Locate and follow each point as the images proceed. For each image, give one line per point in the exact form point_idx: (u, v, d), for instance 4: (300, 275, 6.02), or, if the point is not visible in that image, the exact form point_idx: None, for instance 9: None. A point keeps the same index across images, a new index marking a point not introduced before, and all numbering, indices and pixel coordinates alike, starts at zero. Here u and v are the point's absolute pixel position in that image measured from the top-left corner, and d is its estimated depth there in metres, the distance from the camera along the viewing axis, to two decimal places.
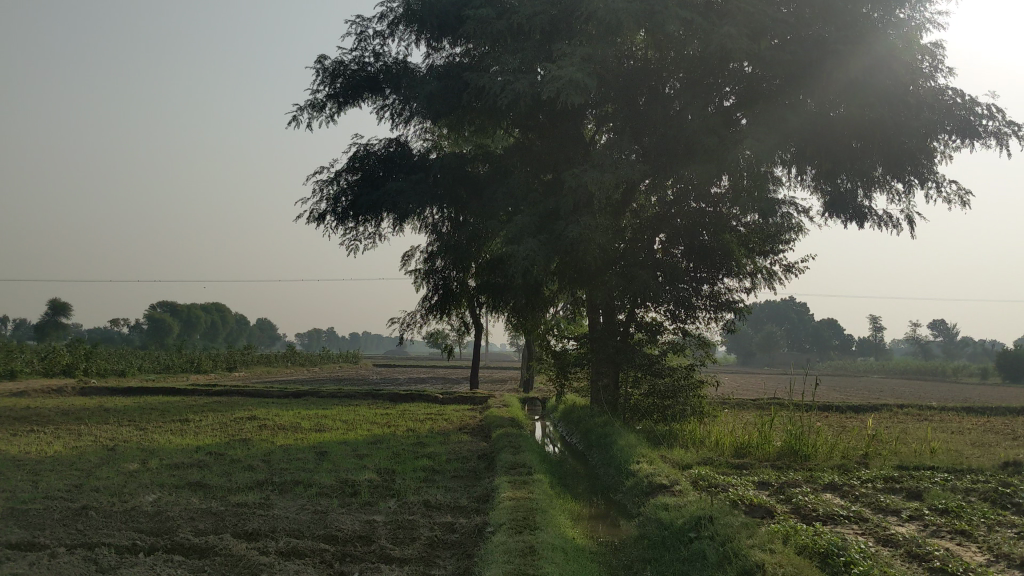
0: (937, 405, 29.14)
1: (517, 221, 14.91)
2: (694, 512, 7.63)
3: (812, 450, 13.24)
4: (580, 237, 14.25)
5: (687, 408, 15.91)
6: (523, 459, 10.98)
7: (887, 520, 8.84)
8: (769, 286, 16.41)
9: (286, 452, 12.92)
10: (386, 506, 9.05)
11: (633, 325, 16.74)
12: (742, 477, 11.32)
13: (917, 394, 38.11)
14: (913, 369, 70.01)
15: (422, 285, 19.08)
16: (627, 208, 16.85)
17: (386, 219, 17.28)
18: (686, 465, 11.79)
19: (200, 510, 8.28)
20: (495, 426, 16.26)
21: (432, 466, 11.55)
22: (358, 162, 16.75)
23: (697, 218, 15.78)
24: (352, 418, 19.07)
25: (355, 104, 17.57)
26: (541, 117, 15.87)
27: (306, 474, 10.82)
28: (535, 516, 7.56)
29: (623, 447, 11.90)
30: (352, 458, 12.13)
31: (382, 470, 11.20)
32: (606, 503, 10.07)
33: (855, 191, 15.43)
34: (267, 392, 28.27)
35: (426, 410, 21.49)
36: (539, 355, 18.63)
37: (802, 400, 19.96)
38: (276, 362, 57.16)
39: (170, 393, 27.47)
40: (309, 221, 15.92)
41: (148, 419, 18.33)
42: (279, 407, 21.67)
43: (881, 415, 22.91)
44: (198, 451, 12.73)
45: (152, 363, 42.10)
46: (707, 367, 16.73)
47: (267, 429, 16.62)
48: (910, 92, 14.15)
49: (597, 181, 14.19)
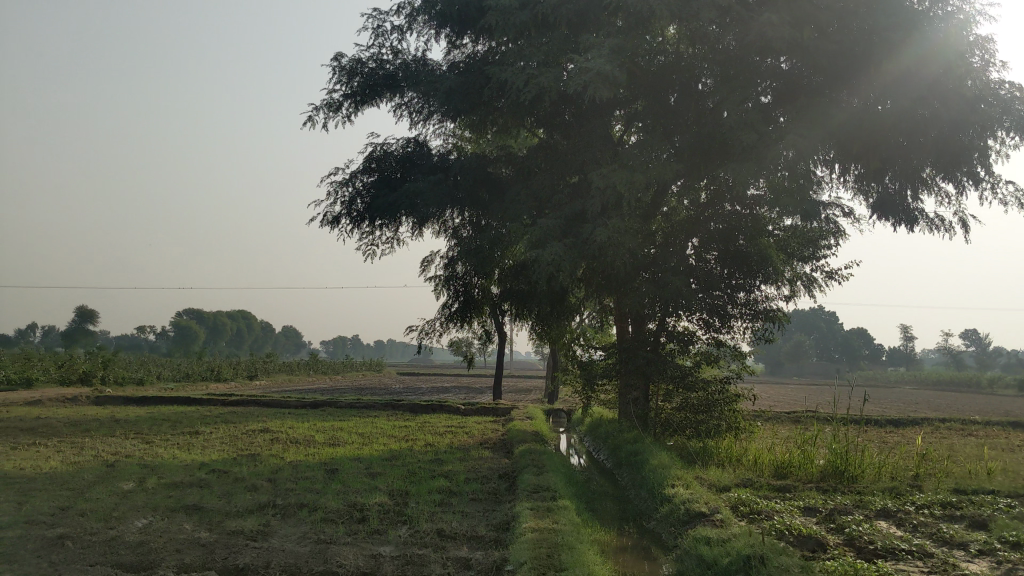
0: (979, 418, 27.97)
1: (542, 223, 14.06)
2: (742, 549, 6.76)
3: (860, 471, 12.28)
4: (609, 241, 13.39)
5: (722, 424, 14.97)
6: (547, 480, 10.12)
7: (954, 557, 7.91)
8: (809, 294, 15.42)
9: (295, 470, 12.11)
10: (396, 535, 8.20)
11: (664, 335, 15.82)
12: (785, 502, 10.41)
13: (953, 406, 36.85)
14: (946, 379, 68.41)
15: (441, 292, 18.24)
16: (658, 211, 15.95)
17: (404, 223, 16.45)
18: (724, 488, 10.88)
19: (188, 540, 7.45)
20: (518, 442, 15.39)
21: (448, 487, 10.71)
22: (375, 163, 15.93)
23: (733, 221, 14.90)
24: (369, 432, 18.25)
25: (372, 104, 16.82)
26: (567, 115, 15.04)
27: (312, 496, 10.00)
28: (561, 553, 6.71)
29: (655, 467, 11.01)
30: (363, 478, 11.30)
31: (395, 492, 10.37)
32: (638, 531, 9.18)
33: (904, 192, 14.49)
34: (285, 402, 27.57)
35: (447, 423, 20.66)
36: (564, 366, 17.75)
37: (842, 414, 18.98)
38: (299, 370, 56.62)
39: (186, 403, 26.84)
40: (322, 224, 15.10)
41: (157, 431, 17.60)
42: (295, 419, 20.91)
43: (924, 431, 21.83)
44: (202, 469, 11.95)
45: (173, 371, 41.58)
46: (743, 380, 15.78)
47: (279, 443, 15.84)
48: (965, 86, 13.20)
49: (627, 182, 13.34)
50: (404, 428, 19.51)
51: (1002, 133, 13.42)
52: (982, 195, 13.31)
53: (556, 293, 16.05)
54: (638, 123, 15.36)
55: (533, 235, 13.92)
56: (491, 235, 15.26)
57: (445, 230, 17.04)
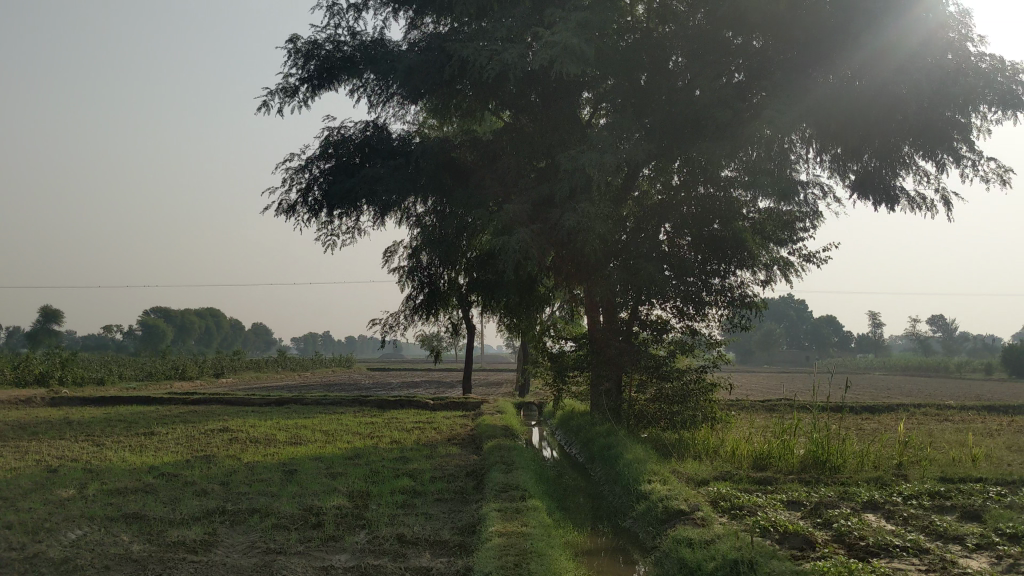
0: (956, 403, 27.72)
1: (508, 209, 13.44)
2: (728, 552, 6.20)
3: (842, 461, 11.79)
4: (577, 225, 12.82)
5: (698, 414, 14.44)
6: (516, 479, 9.52)
7: (951, 552, 7.40)
8: (786, 279, 14.93)
9: (249, 472, 11.42)
10: (352, 543, 7.57)
11: (636, 324, 15.28)
12: (767, 495, 9.90)
13: (925, 391, 36.69)
14: (916, 364, 68.63)
15: (406, 284, 17.57)
16: (628, 196, 15.40)
17: (364, 211, 15.73)
18: (703, 483, 10.35)
19: (119, 555, 6.77)
20: (488, 437, 14.79)
21: (411, 488, 10.08)
22: (332, 149, 15.15)
23: (706, 204, 14.37)
24: (333, 430, 17.56)
25: (330, 88, 16.11)
26: (533, 96, 14.46)
27: (266, 501, 9.33)
28: (530, 561, 6.13)
29: (631, 462, 10.45)
30: (321, 479, 10.64)
31: (355, 494, 9.72)
32: (614, 532, 8.60)
33: (884, 170, 14.03)
34: (250, 399, 26.78)
35: (416, 418, 20.02)
36: (534, 358, 17.16)
37: (820, 401, 18.56)
38: (267, 367, 55.71)
39: (146, 403, 25.95)
40: (277, 212, 14.34)
41: (110, 433, 16.81)
42: (256, 417, 20.18)
43: (903, 417, 21.47)
44: (151, 473, 11.25)
45: (135, 371, 40.55)
46: (720, 369, 15.25)
47: (237, 443, 15.13)
48: (947, 60, 12.77)
49: (596, 163, 12.77)
50: (370, 424, 18.85)
51: (985, 108, 13.01)
52: (964, 172, 12.85)
53: (524, 281, 15.46)
54: (606, 104, 14.81)
55: (499, 221, 13.29)
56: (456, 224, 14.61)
57: (409, 218, 16.37)
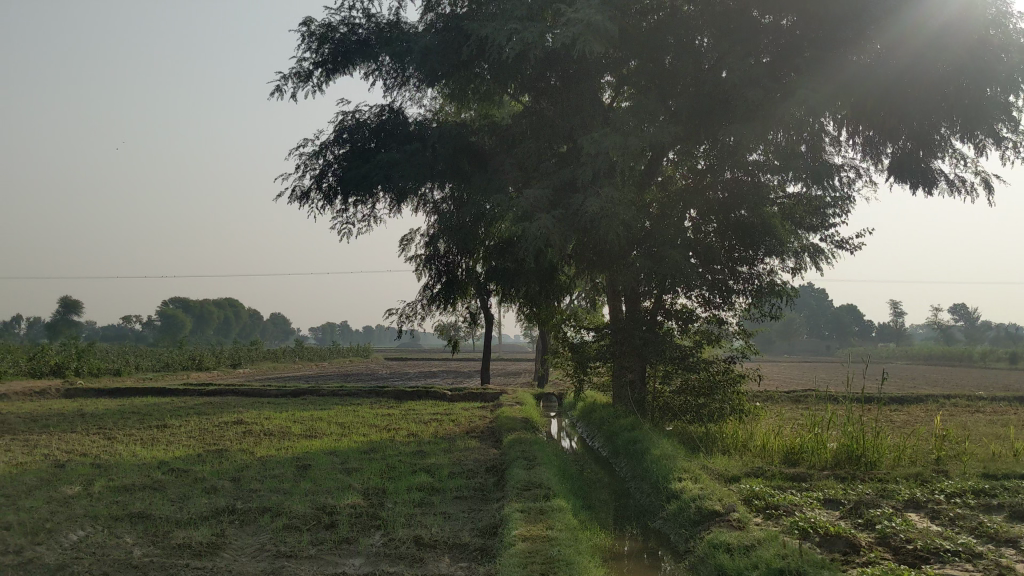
0: (985, 394, 27.07)
1: (528, 194, 12.96)
2: (772, 562, 5.75)
3: (878, 457, 11.30)
4: (601, 210, 12.34)
5: (726, 407, 13.96)
6: (539, 476, 9.08)
7: (1007, 557, 6.91)
8: (816, 266, 14.43)
9: (262, 468, 11.04)
10: (366, 546, 7.15)
11: (661, 314, 14.79)
12: (802, 493, 9.44)
13: (952, 382, 36.03)
14: (939, 354, 67.70)
15: (423, 274, 17.14)
16: (652, 181, 14.91)
17: (380, 197, 15.28)
18: (734, 480, 9.89)
19: (120, 562, 6.38)
20: (508, 430, 14.36)
21: (430, 485, 9.66)
22: (347, 134, 14.71)
23: (734, 189, 13.84)
24: (349, 422, 17.18)
25: (344, 72, 15.67)
26: (554, 79, 14.00)
27: (277, 499, 8.92)
28: (557, 569, 5.69)
29: (658, 458, 9.99)
30: (336, 476, 10.23)
31: (370, 492, 9.31)
32: (642, 534, 8.15)
33: (921, 151, 13.47)
34: (266, 390, 26.45)
35: (434, 410, 19.63)
36: (554, 349, 16.72)
37: (850, 392, 18.03)
38: (285, 357, 55.53)
39: (161, 394, 25.67)
40: (290, 199, 13.90)
41: (122, 425, 16.48)
42: (271, 409, 19.82)
43: (934, 409, 20.89)
44: (160, 469, 10.87)
45: (152, 361, 40.37)
46: (747, 360, 14.76)
47: (251, 437, 14.76)
48: (988, 36, 12.21)
49: (620, 146, 12.29)
50: (387, 416, 18.46)
51: None
52: (1005, 154, 12.29)
53: (544, 270, 15.00)
54: (629, 85, 14.33)
55: (519, 208, 12.82)
56: (475, 211, 14.16)
57: (426, 205, 15.92)
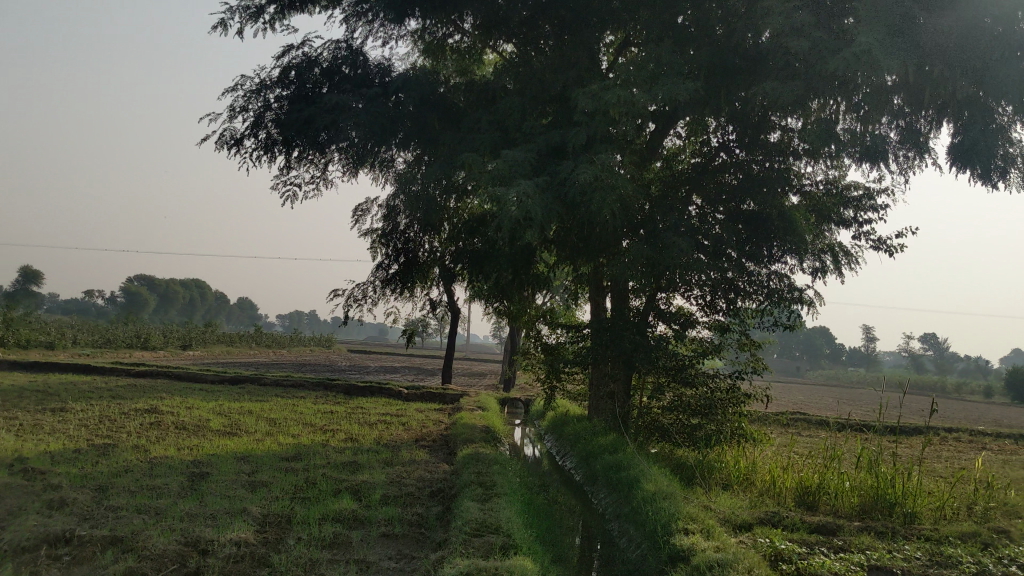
0: (982, 428, 25.10)
1: (507, 156, 10.65)
2: None
3: (918, 507, 9.11)
4: (592, 178, 10.09)
5: (724, 431, 11.56)
6: (495, 516, 6.76)
7: None
8: (843, 272, 12.20)
9: (145, 475, 8.64)
10: None
11: (651, 316, 12.51)
12: (839, 556, 7.22)
13: (936, 412, 34.10)
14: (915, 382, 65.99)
15: (378, 254, 14.76)
16: (654, 158, 12.69)
17: (331, 155, 12.90)
18: (747, 533, 7.64)
19: None
20: (464, 441, 12.03)
21: (351, 514, 7.33)
22: (294, 74, 12.26)
23: (750, 174, 11.67)
24: (281, 419, 14.78)
25: (301, 9, 13.28)
26: (549, 25, 11.82)
27: (138, 525, 6.54)
28: None
29: (652, 496, 7.71)
30: (233, 494, 7.86)
31: (268, 522, 6.94)
32: None
33: (994, 134, 10.71)
34: (203, 376, 23.93)
35: (385, 411, 17.29)
36: (525, 349, 14.45)
37: (860, 422, 15.92)
38: (241, 342, 52.90)
39: (83, 372, 23.09)
40: (221, 144, 11.48)
41: (10, 406, 13.94)
42: (198, 398, 17.37)
43: (943, 444, 18.84)
44: (10, 468, 8.44)
45: (91, 335, 37.51)
46: (753, 376, 12.47)
47: (155, 430, 12.30)
48: None
49: (623, 101, 10.05)
50: (329, 414, 16.06)
51: None
52: None
53: (519, 254, 12.69)
54: (634, 42, 12.14)
55: (496, 172, 10.51)
56: (440, 176, 11.83)
57: (387, 170, 13.58)
